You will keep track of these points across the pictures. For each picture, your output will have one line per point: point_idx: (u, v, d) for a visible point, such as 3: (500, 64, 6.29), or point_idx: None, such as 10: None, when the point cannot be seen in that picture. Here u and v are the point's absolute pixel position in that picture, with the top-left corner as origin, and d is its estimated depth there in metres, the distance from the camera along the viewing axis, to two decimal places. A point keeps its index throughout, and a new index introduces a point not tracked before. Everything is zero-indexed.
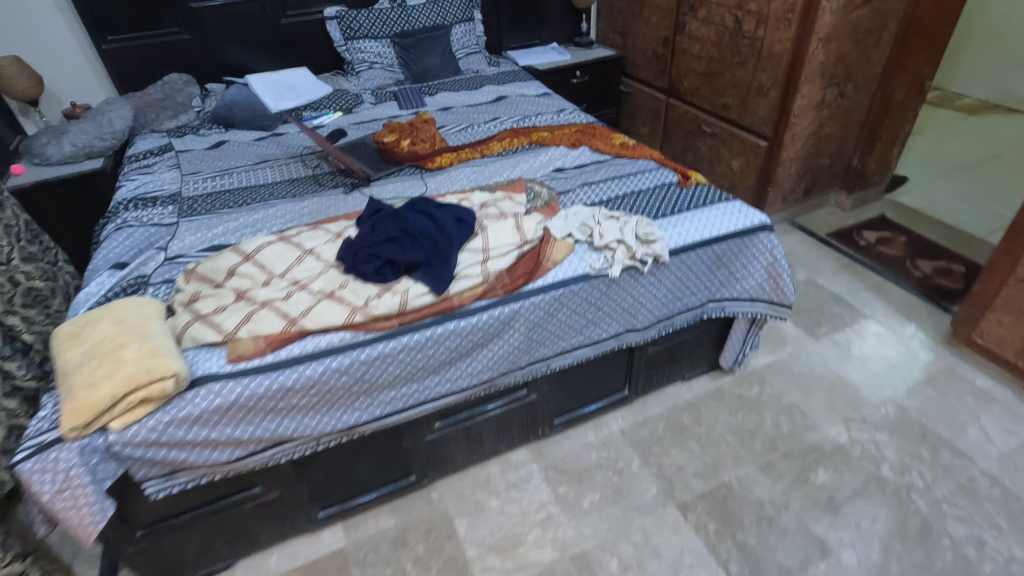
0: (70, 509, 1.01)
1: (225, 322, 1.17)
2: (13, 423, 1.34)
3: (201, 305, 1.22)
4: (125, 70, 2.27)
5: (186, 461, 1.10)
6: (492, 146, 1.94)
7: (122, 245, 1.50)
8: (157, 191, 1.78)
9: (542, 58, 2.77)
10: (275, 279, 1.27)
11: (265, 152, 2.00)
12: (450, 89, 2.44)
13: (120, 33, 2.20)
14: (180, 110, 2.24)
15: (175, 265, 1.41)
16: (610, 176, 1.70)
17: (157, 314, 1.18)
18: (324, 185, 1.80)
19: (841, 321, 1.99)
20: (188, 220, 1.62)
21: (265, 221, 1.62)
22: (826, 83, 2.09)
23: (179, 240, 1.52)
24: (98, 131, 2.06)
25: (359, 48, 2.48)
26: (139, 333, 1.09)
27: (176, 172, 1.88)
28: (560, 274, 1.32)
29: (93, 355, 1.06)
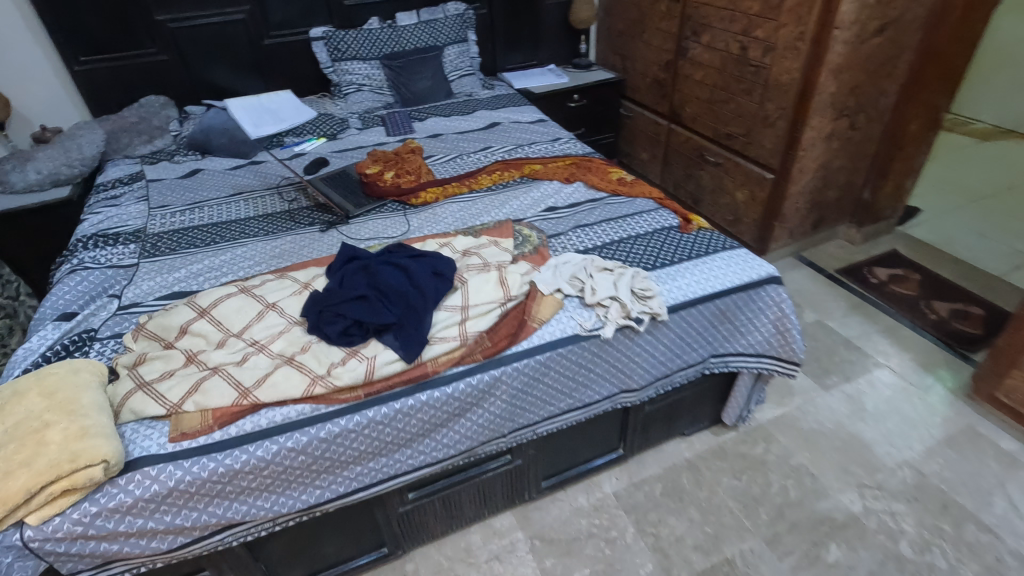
0: None
1: (170, 392, 1.05)
2: None
3: (147, 369, 1.10)
4: (98, 92, 2.16)
5: (119, 554, 0.97)
6: (481, 180, 1.83)
7: (74, 291, 1.38)
8: (121, 226, 1.66)
9: (538, 80, 2.66)
10: (231, 339, 1.15)
11: (240, 183, 1.88)
12: (441, 114, 2.33)
13: (93, 54, 2.10)
14: (155, 134, 2.13)
15: (127, 316, 1.29)
16: (605, 219, 1.58)
17: (96, 381, 1.06)
18: (299, 221, 1.68)
19: (852, 370, 1.86)
20: (149, 261, 1.50)
21: (232, 263, 1.50)
22: (836, 114, 1.97)
23: (136, 285, 1.40)
24: (66, 157, 1.95)
25: (347, 70, 2.37)
26: (69, 408, 0.97)
27: (144, 204, 1.77)
28: (547, 335, 1.19)
29: (16, 436, 0.94)
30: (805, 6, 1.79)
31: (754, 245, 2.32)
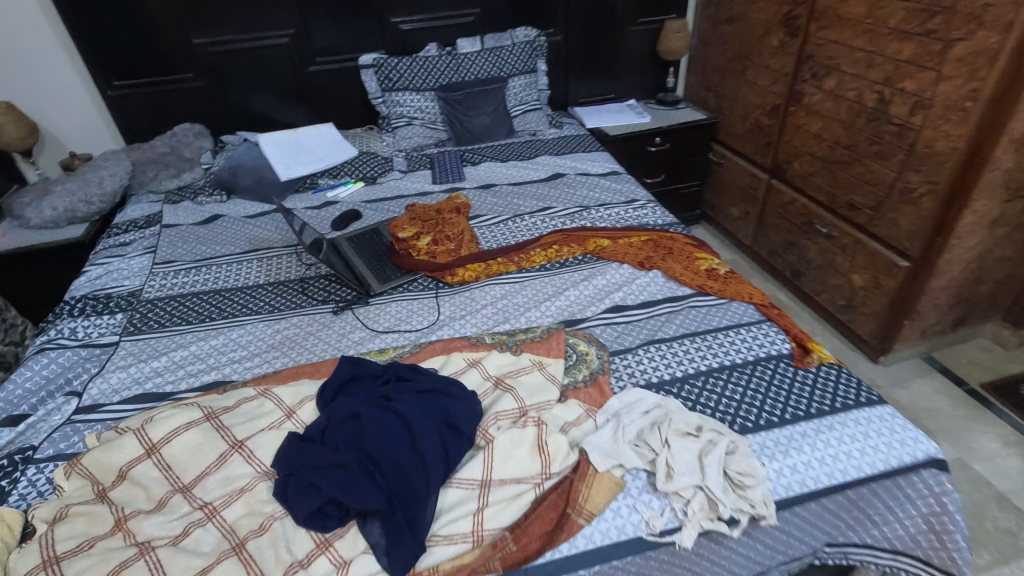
0: None
1: None
2: None
3: (63, 533, 0.83)
4: (131, 118, 2.00)
5: None
6: (534, 255, 1.48)
7: (34, 378, 1.16)
8: (117, 286, 1.45)
9: (615, 118, 2.29)
10: (176, 496, 0.87)
11: (259, 235, 1.64)
12: (497, 158, 2.01)
13: (127, 79, 1.94)
14: (184, 167, 1.93)
15: (77, 428, 1.04)
16: (689, 333, 1.20)
17: None
18: (312, 296, 1.41)
19: (1012, 546, 1.37)
20: (131, 340, 1.26)
21: (223, 350, 1.24)
22: (1009, 195, 1.49)
23: (105, 377, 1.16)
24: (84, 193, 1.78)
25: (397, 101, 2.10)
26: None
27: (149, 258, 1.56)
28: (597, 537, 0.83)
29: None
30: (984, 56, 1.33)
31: (871, 342, 1.85)
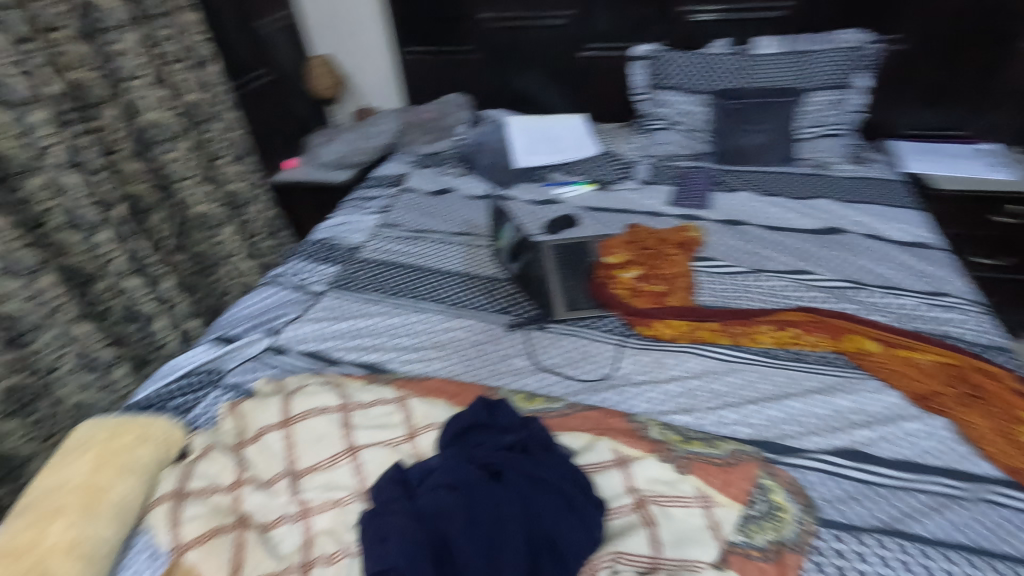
0: None
1: (185, 526, 0.82)
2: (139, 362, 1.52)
3: (200, 470, 0.90)
4: (415, 81, 2.17)
5: None
6: (760, 334, 1.14)
7: (256, 308, 1.35)
8: (347, 238, 1.59)
9: (952, 166, 1.66)
10: (284, 480, 0.89)
11: (474, 219, 1.62)
12: (759, 189, 1.63)
13: (418, 45, 2.10)
14: (440, 135, 2.03)
15: (260, 365, 1.17)
16: (964, 546, 0.76)
17: (154, 460, 0.94)
18: (495, 301, 1.32)
19: None
20: (333, 294, 1.36)
21: (395, 332, 1.24)
22: None
23: (299, 325, 1.28)
24: (360, 144, 2.02)
25: (661, 101, 1.84)
26: (91, 504, 0.84)
27: (379, 217, 1.67)
28: None
29: (34, 505, 0.85)
30: None
31: None
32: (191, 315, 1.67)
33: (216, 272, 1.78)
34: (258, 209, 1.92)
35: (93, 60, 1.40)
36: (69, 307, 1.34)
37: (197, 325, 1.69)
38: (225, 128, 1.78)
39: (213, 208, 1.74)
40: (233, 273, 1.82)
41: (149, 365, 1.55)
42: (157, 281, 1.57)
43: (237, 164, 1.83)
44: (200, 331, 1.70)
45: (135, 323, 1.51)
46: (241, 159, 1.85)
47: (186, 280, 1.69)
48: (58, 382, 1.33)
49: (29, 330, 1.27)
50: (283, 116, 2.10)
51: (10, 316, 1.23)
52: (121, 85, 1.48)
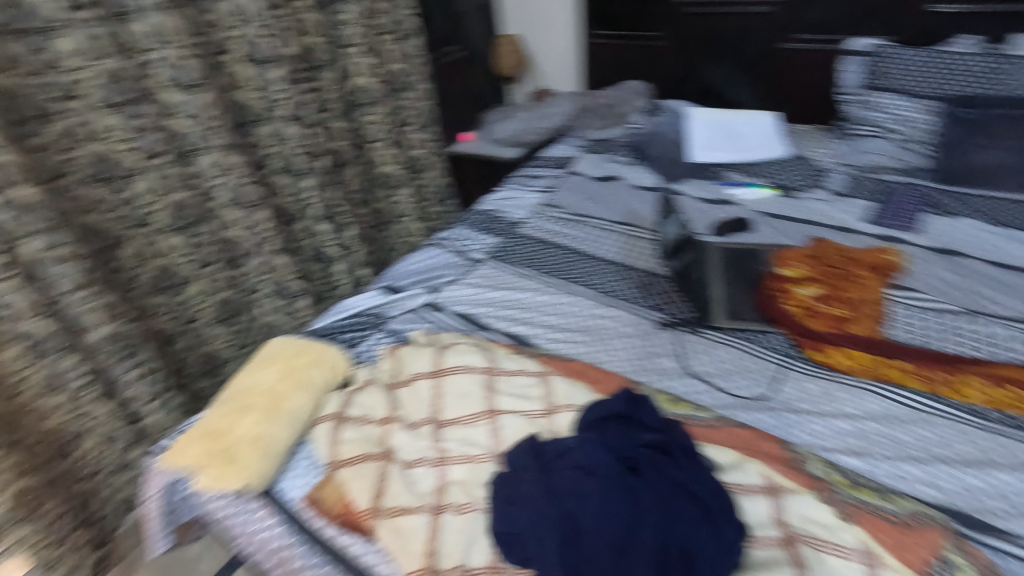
0: (145, 516, 1.03)
1: (343, 445, 0.95)
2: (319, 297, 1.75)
3: (358, 401, 1.02)
4: (597, 66, 2.16)
5: (235, 547, 0.99)
6: (966, 387, 0.96)
7: (422, 265, 1.45)
8: (509, 212, 1.64)
9: None
10: (427, 426, 0.95)
11: (638, 210, 1.57)
12: (989, 217, 1.36)
13: (607, 29, 2.07)
14: (614, 121, 2.01)
15: (419, 317, 1.27)
16: None
17: (324, 382, 1.06)
18: (648, 296, 1.28)
19: None
20: (491, 264, 1.42)
21: (544, 310, 1.26)
22: None
23: (457, 287, 1.36)
24: (536, 124, 2.05)
25: (875, 105, 1.62)
26: (273, 408, 0.98)
27: (543, 197, 1.69)
28: None
29: (231, 398, 1.01)
30: None
31: None
32: (365, 264, 1.87)
33: (389, 229, 1.96)
34: (434, 175, 2.05)
35: (323, 28, 1.57)
36: (274, 241, 1.56)
37: (368, 274, 1.89)
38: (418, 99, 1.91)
39: (397, 170, 1.91)
40: (403, 232, 2.00)
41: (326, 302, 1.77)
42: (343, 229, 1.76)
43: (422, 132, 1.96)
44: (369, 279, 1.89)
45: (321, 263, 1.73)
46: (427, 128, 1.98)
47: (365, 232, 1.89)
48: (255, 302, 1.59)
49: (244, 254, 1.52)
50: (467, 91, 2.22)
51: (233, 241, 1.48)
52: (339, 51, 1.65)
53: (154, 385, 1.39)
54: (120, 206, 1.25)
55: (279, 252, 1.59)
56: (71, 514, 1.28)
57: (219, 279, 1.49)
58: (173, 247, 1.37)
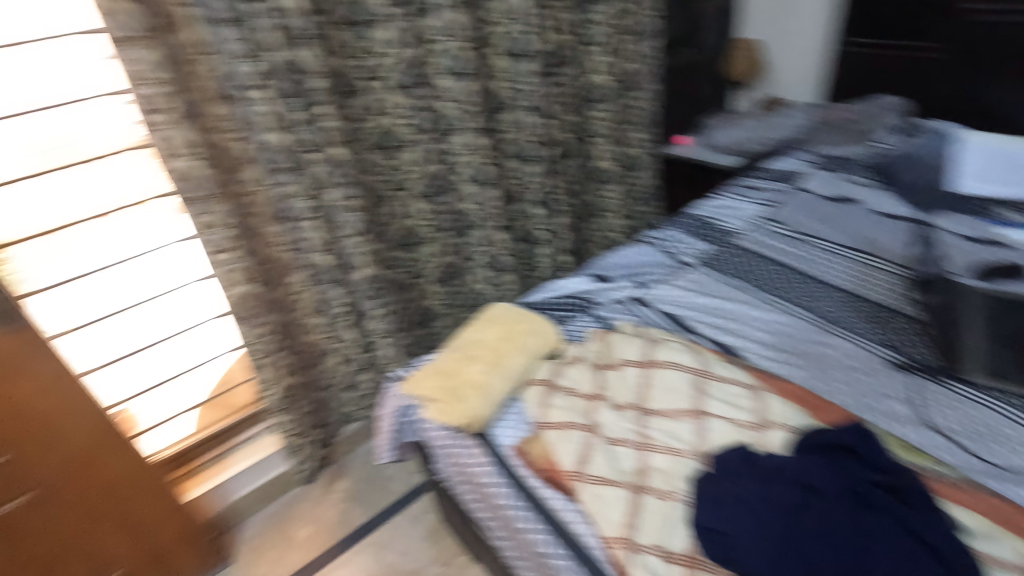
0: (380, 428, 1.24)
1: (553, 410, 1.04)
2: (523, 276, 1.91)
3: (567, 374, 1.11)
4: (844, 78, 1.99)
5: (445, 474, 1.15)
6: None
7: (631, 260, 1.49)
8: (724, 221, 1.60)
9: None
10: (633, 411, 1.00)
11: (876, 237, 1.43)
12: None
13: (866, 37, 1.88)
14: (855, 138, 1.83)
15: (626, 309, 1.31)
16: None
17: (536, 350, 1.15)
18: (880, 331, 1.17)
19: None
20: (701, 270, 1.42)
21: (755, 325, 1.22)
22: None
23: (665, 287, 1.37)
24: (762, 134, 1.95)
25: None
26: (495, 363, 1.11)
27: (763, 210, 1.62)
28: None
29: (460, 348, 1.16)
30: None
31: None
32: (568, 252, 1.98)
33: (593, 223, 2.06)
34: (647, 175, 2.05)
35: (574, 27, 1.67)
36: (495, 220, 1.71)
37: (567, 262, 2.00)
38: (645, 98, 1.93)
39: (610, 166, 1.97)
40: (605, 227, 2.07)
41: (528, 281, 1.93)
42: (555, 215, 1.87)
43: (642, 132, 1.98)
44: (568, 266, 2.00)
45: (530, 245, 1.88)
46: (648, 128, 1.98)
47: (572, 222, 2.00)
48: (471, 269, 1.79)
49: (470, 226, 1.71)
50: (690, 95, 2.18)
51: (464, 214, 1.68)
52: (583, 48, 1.74)
53: (389, 324, 1.66)
54: (390, 170, 1.50)
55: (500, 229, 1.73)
56: (311, 415, 1.62)
57: (447, 245, 1.70)
58: (418, 212, 1.60)
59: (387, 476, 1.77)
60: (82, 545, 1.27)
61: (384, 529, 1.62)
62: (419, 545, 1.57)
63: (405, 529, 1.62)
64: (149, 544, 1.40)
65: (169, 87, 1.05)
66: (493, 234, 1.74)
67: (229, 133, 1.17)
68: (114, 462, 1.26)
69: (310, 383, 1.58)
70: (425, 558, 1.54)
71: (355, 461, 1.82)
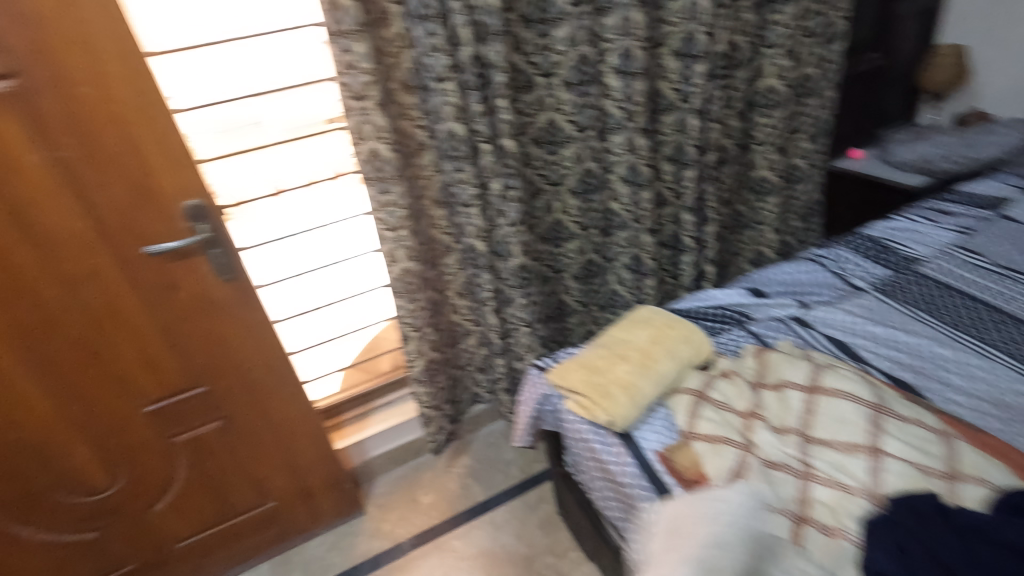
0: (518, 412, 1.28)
1: (702, 421, 1.01)
2: (663, 283, 1.86)
3: (718, 388, 1.07)
4: None
5: (580, 467, 1.17)
6: None
7: (792, 277, 1.40)
8: (906, 245, 1.44)
9: None
10: (795, 436, 0.96)
11: None
12: None
13: None
14: None
15: (785, 329, 1.23)
16: None
17: (688, 358, 1.14)
18: None
19: None
20: (875, 297, 1.29)
21: (941, 364, 1.10)
22: None
23: (831, 310, 1.27)
24: (958, 150, 1.73)
25: None
26: (645, 364, 1.10)
27: (956, 237, 1.44)
28: None
29: (610, 346, 1.16)
30: None
31: None
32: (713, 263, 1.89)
33: (742, 235, 1.95)
34: (810, 189, 1.91)
35: (752, 27, 1.59)
36: (646, 222, 1.68)
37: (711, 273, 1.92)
38: (819, 106, 1.79)
39: (773, 177, 1.83)
40: (755, 240, 1.96)
41: (666, 288, 1.88)
42: (705, 224, 1.80)
43: (810, 142, 1.84)
44: (711, 278, 1.91)
45: (674, 252, 1.83)
46: (817, 138, 1.84)
47: (721, 232, 1.91)
48: (612, 269, 1.79)
49: (616, 227, 1.71)
50: (870, 104, 1.99)
51: (612, 214, 1.68)
52: (760, 51, 1.66)
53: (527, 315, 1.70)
54: (547, 165, 1.55)
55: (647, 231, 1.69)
56: (446, 390, 1.72)
57: (590, 243, 1.72)
58: (568, 207, 1.63)
59: (506, 461, 1.83)
60: (258, 466, 1.49)
61: (501, 511, 1.68)
62: (533, 534, 1.61)
63: (521, 516, 1.66)
64: (305, 479, 1.59)
65: (370, 77, 1.16)
66: (642, 236, 1.70)
67: (415, 121, 1.31)
68: (287, 403, 1.44)
69: (450, 359, 1.73)
70: (538, 547, 1.57)
71: (478, 441, 1.90)
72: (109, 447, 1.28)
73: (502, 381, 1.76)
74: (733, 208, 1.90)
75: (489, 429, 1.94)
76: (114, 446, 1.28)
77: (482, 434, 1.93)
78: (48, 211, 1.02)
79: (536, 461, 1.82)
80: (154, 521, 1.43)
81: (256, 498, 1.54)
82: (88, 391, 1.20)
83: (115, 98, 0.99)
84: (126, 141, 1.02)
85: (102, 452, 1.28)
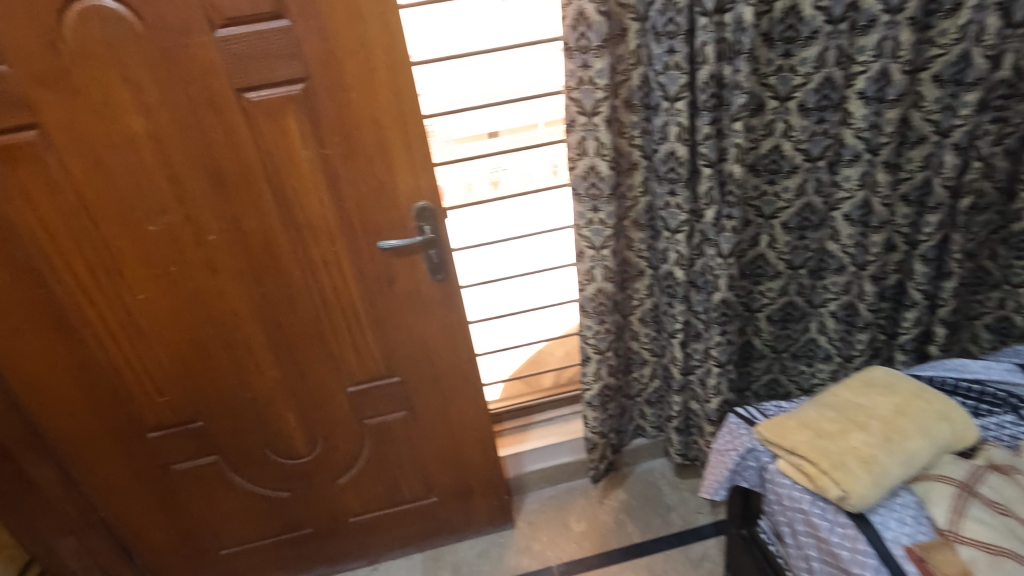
0: (711, 461, 1.16)
1: (970, 521, 0.86)
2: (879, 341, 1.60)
3: (990, 483, 0.90)
4: None
5: (787, 543, 1.03)
6: None
7: None
8: None
9: None
10: None
11: None
12: None
13: None
14: None
15: None
16: None
17: (944, 440, 0.96)
18: None
19: None
20: None
21: None
22: None
23: None
24: None
25: None
26: (889, 438, 0.94)
27: None
28: None
29: (842, 411, 1.01)
30: None
31: None
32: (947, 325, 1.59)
33: (988, 295, 1.64)
34: None
35: None
36: (870, 269, 1.47)
37: (941, 337, 1.62)
38: None
39: None
40: (1006, 304, 1.63)
41: (881, 347, 1.62)
42: (946, 280, 1.51)
43: None
44: (940, 342, 1.63)
45: (898, 306, 1.57)
46: None
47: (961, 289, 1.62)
48: (816, 315, 1.61)
49: (830, 270, 1.52)
50: None
51: (829, 255, 1.50)
52: None
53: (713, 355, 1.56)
54: (763, 195, 1.42)
55: (868, 276, 1.48)
56: (615, 418, 1.66)
57: (795, 283, 1.56)
58: (778, 242, 1.48)
59: (667, 505, 1.72)
60: (430, 460, 1.54)
61: (659, 560, 1.58)
62: None
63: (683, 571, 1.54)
64: (468, 481, 1.61)
65: (603, 93, 1.15)
66: (863, 284, 1.50)
67: (633, 139, 1.29)
68: (468, 405, 1.48)
69: (622, 387, 1.65)
70: None
71: (638, 476, 1.81)
72: (314, 419, 1.40)
73: (676, 420, 1.62)
74: (981, 263, 1.59)
75: (650, 465, 1.83)
76: (318, 418, 1.40)
77: (641, 469, 1.83)
78: (308, 201, 1.14)
79: (700, 512, 1.68)
80: (336, 494, 1.54)
81: (423, 491, 1.60)
82: (308, 365, 1.33)
83: (378, 103, 1.07)
84: (379, 142, 1.11)
85: (308, 422, 1.40)
